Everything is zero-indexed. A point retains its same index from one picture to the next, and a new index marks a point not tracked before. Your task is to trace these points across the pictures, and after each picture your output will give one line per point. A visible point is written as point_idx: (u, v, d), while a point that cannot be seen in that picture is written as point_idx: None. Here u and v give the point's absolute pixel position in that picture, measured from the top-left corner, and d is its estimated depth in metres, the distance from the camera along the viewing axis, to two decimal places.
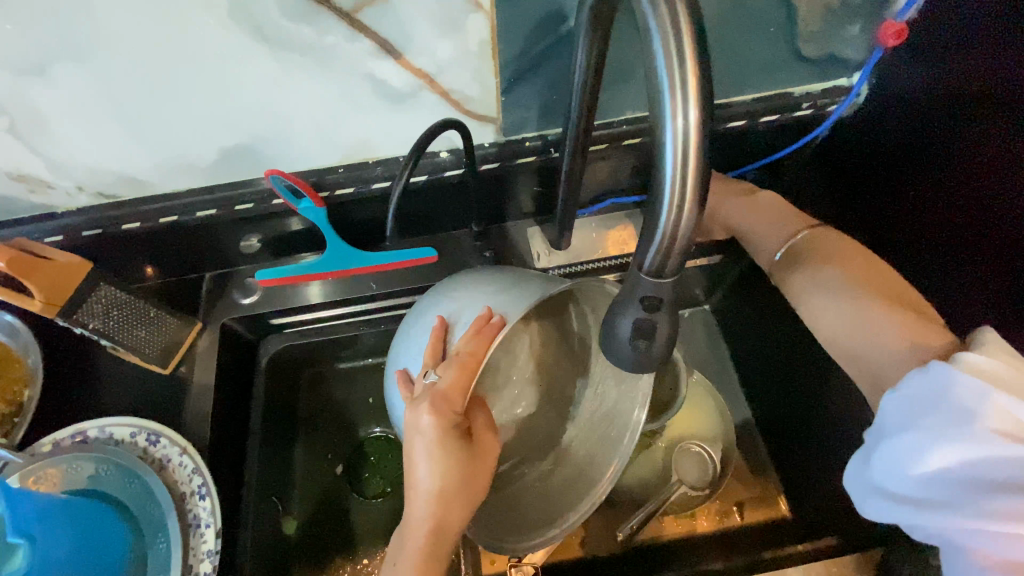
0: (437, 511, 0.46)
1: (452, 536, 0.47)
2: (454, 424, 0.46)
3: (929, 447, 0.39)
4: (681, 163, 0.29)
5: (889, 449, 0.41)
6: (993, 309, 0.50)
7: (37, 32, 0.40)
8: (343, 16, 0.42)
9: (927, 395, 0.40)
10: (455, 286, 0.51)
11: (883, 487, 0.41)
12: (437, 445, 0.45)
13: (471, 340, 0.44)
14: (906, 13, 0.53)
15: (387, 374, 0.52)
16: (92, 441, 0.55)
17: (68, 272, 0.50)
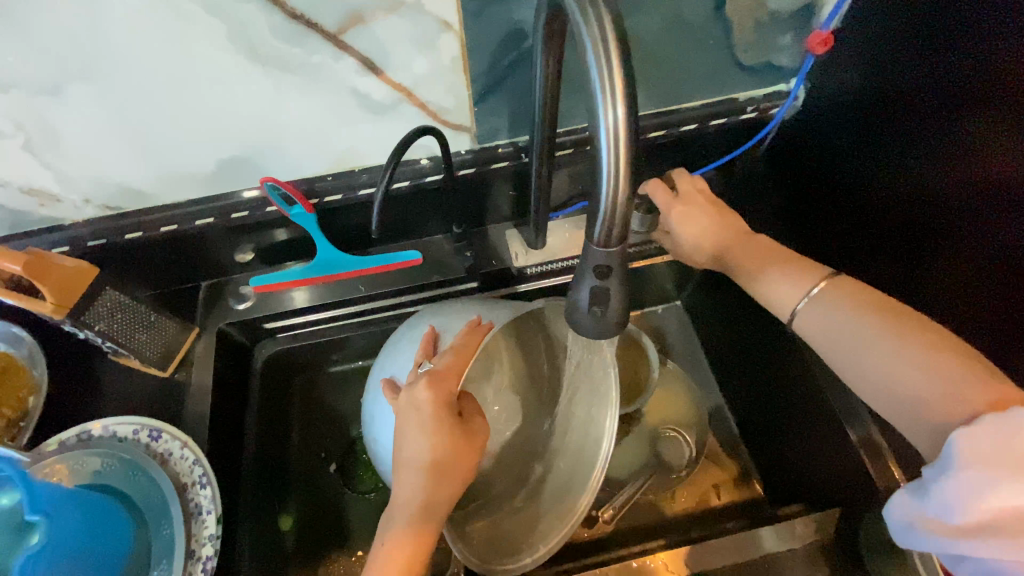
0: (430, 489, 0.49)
1: (440, 511, 0.49)
2: (447, 402, 0.50)
3: (988, 494, 0.33)
4: (616, 149, 0.34)
5: (941, 488, 0.35)
6: (929, 296, 0.55)
7: (54, 58, 0.45)
8: (329, 37, 0.48)
9: (995, 434, 0.34)
10: (443, 308, 0.60)
11: (927, 526, 0.36)
12: (434, 421, 0.49)
13: (463, 337, 0.53)
14: (830, 23, 0.60)
15: (373, 383, 0.58)
16: (95, 439, 0.58)
17: (77, 276, 0.54)
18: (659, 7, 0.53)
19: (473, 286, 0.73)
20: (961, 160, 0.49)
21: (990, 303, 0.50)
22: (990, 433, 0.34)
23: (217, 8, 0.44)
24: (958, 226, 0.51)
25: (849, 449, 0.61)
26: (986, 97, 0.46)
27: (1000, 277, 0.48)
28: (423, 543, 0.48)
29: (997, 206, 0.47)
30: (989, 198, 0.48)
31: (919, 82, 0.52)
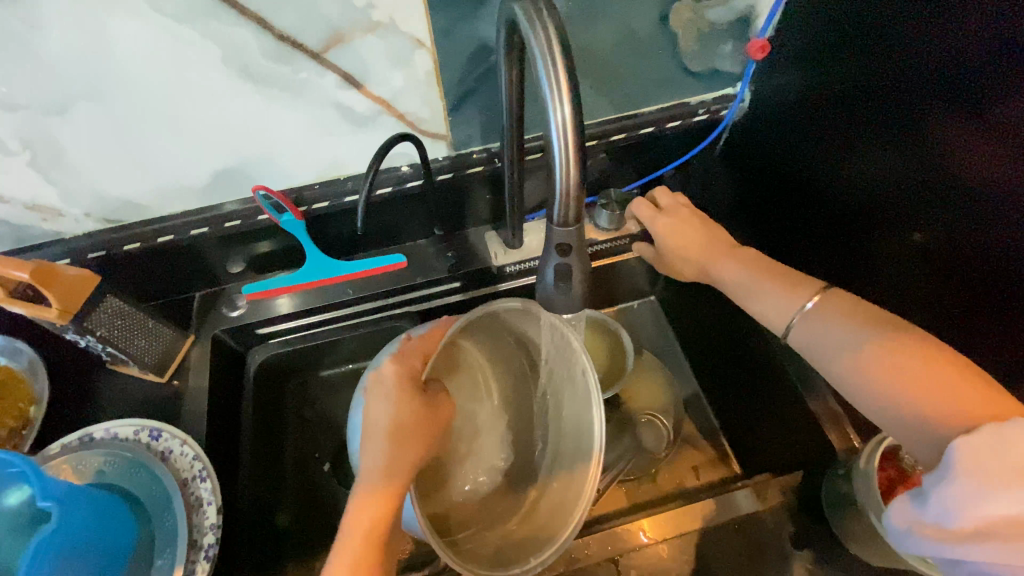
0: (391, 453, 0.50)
1: (400, 476, 0.50)
2: (412, 379, 0.53)
3: (988, 500, 0.35)
4: (567, 142, 0.39)
5: (943, 495, 0.36)
6: (901, 279, 0.58)
7: (63, 82, 0.50)
8: (314, 56, 0.53)
9: (998, 444, 0.34)
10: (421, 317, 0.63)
11: (925, 529, 0.38)
12: (397, 390, 0.52)
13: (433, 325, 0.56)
14: (765, 32, 0.67)
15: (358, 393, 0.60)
16: (98, 441, 0.61)
17: (80, 283, 0.57)
18: (610, 22, 0.60)
19: (455, 286, 0.78)
20: (892, 153, 0.56)
21: (931, 278, 0.55)
22: (994, 450, 0.34)
23: (211, 33, 0.50)
24: (899, 212, 0.57)
25: (810, 418, 0.65)
26: (907, 96, 0.53)
27: (939, 255, 0.54)
28: (389, 509, 0.49)
29: (927, 191, 0.53)
30: (920, 185, 0.54)
31: (849, 85, 0.59)
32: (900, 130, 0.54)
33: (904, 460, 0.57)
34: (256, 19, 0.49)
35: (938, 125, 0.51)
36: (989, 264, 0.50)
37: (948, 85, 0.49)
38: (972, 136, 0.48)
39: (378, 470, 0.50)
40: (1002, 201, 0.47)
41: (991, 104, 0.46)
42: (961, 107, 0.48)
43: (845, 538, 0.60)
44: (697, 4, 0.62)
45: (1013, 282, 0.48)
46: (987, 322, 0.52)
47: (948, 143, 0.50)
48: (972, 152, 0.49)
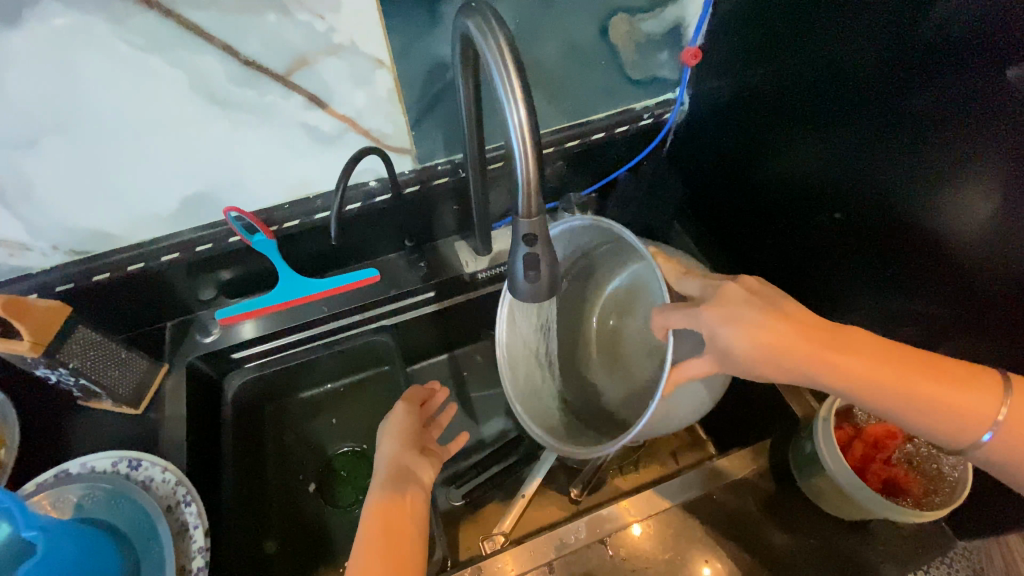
0: (393, 456, 0.60)
1: (395, 468, 0.59)
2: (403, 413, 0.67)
3: None
4: (522, 137, 0.42)
5: None
6: (854, 243, 0.61)
7: (32, 116, 0.51)
8: (280, 79, 0.56)
9: None
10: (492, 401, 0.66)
11: None
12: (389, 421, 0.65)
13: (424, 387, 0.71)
14: (696, 40, 0.73)
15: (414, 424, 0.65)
16: (75, 475, 0.60)
17: (52, 316, 0.58)
18: (554, 38, 0.65)
19: (429, 296, 0.80)
20: (822, 147, 0.60)
21: (872, 258, 0.59)
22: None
23: (179, 62, 0.52)
24: (838, 201, 0.61)
25: (774, 390, 0.70)
26: (832, 84, 0.57)
27: (878, 236, 0.57)
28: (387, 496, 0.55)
29: (860, 178, 0.57)
30: (853, 172, 0.58)
31: (778, 87, 0.64)
32: (826, 126, 0.59)
33: (858, 418, 0.62)
34: (223, 46, 0.52)
35: (857, 117, 0.55)
36: (916, 241, 0.54)
37: (858, 81, 0.54)
38: (884, 125, 0.53)
39: (382, 476, 0.58)
40: (919, 181, 0.51)
41: (894, 96, 0.51)
42: (872, 100, 0.53)
43: (816, 499, 0.64)
44: (632, 18, 0.68)
45: (940, 255, 0.52)
46: (915, 295, 0.56)
47: (868, 134, 0.55)
48: (892, 139, 0.53)
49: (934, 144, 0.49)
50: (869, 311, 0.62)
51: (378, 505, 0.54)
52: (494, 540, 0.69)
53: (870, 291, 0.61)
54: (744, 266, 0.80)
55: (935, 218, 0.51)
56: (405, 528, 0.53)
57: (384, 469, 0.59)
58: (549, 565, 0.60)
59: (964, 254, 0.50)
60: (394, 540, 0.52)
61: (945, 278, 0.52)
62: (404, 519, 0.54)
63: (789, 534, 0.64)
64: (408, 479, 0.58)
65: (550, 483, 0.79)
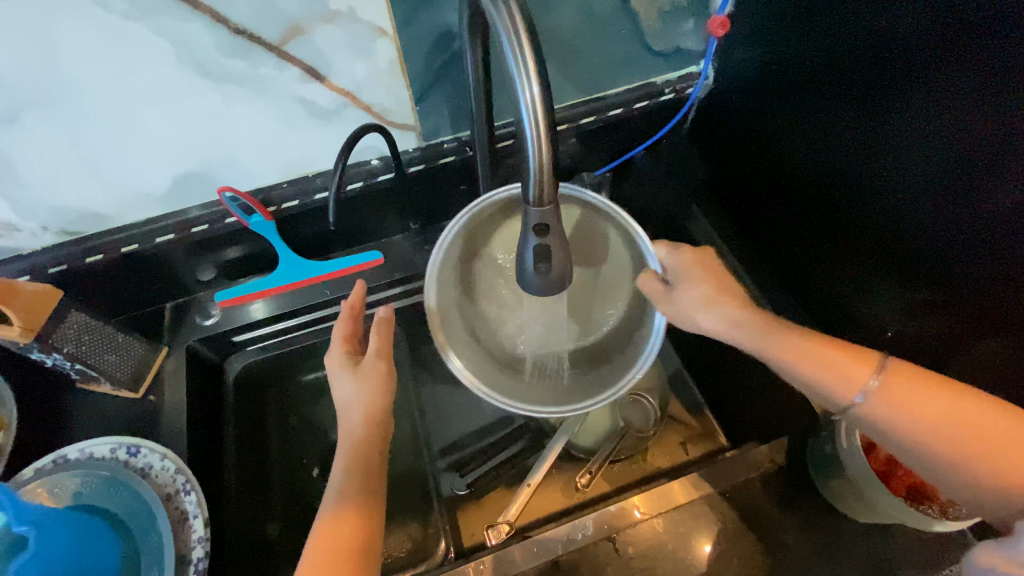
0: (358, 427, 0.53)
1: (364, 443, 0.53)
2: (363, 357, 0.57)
3: None
4: (534, 118, 0.38)
5: None
6: (881, 220, 0.56)
7: (7, 90, 0.48)
8: (273, 49, 0.52)
9: None
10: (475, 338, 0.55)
11: None
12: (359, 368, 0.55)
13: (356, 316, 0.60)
14: (725, 8, 0.68)
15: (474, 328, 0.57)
16: (72, 461, 0.59)
17: (42, 299, 0.56)
18: (570, 4, 0.60)
19: None
20: (850, 125, 0.56)
21: (898, 239, 0.55)
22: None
23: (163, 30, 0.48)
24: (869, 174, 0.56)
25: None
26: (861, 56, 0.52)
27: (904, 216, 0.53)
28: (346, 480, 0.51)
29: (890, 152, 0.53)
30: (880, 147, 0.54)
31: (804, 61, 0.59)
32: (855, 98, 0.54)
33: None
34: (210, 13, 0.48)
35: (889, 96, 0.51)
36: (946, 222, 0.49)
37: (891, 53, 0.49)
38: (919, 104, 0.48)
39: (353, 443, 0.52)
40: (955, 161, 0.47)
41: (932, 76, 0.47)
42: (899, 78, 0.49)
43: (835, 502, 0.61)
44: None
45: (977, 235, 0.47)
46: (940, 280, 0.52)
47: (896, 110, 0.51)
48: (923, 118, 0.48)
49: (966, 124, 0.45)
50: (890, 300, 0.58)
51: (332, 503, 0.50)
52: (498, 530, 0.70)
53: (896, 276, 0.57)
54: (765, 249, 0.74)
55: (966, 198, 0.47)
56: (375, 512, 0.51)
57: (356, 436, 0.52)
58: (555, 561, 0.58)
59: (987, 233, 0.47)
60: (361, 529, 0.49)
61: (977, 264, 0.48)
62: (374, 499, 0.51)
63: (805, 533, 0.61)
64: (376, 456, 0.53)
65: (557, 472, 0.76)
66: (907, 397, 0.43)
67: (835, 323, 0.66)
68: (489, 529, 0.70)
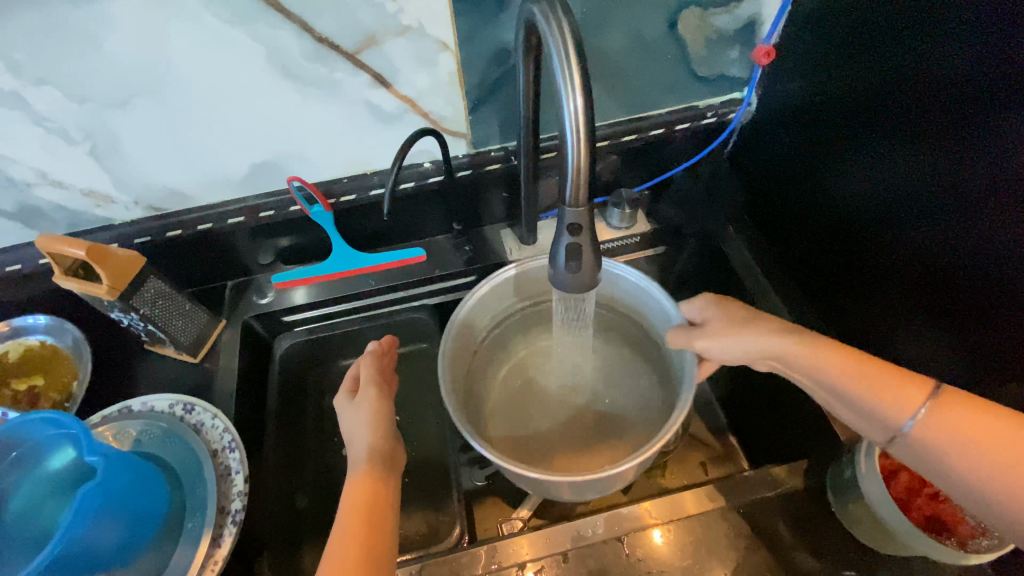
0: (367, 446, 0.59)
1: (384, 455, 0.59)
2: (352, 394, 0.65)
3: None
4: (576, 128, 0.42)
5: None
6: (897, 260, 0.59)
7: (126, 80, 0.56)
8: (348, 57, 0.58)
9: None
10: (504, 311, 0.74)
11: None
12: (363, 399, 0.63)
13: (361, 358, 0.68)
14: (771, 39, 0.70)
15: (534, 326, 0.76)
16: (137, 412, 0.66)
17: (128, 262, 0.63)
18: (620, 29, 0.64)
19: (471, 279, 0.81)
20: (878, 164, 0.59)
21: (920, 301, 0.58)
22: None
23: (258, 36, 0.55)
24: (890, 215, 0.59)
25: (816, 410, 0.66)
26: (894, 102, 0.55)
27: (931, 282, 0.56)
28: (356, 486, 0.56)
29: (912, 196, 0.56)
30: (903, 192, 0.57)
31: (839, 96, 0.62)
32: (885, 141, 0.58)
33: None
34: (299, 22, 0.55)
35: (918, 142, 0.54)
36: (961, 271, 0.53)
37: (922, 102, 0.53)
38: (947, 153, 0.51)
39: (359, 473, 0.57)
40: (975, 214, 0.50)
41: (962, 128, 0.50)
42: (927, 125, 0.53)
43: (852, 528, 0.60)
44: (703, 12, 0.66)
45: (987, 288, 0.51)
46: (960, 340, 0.54)
47: (923, 156, 0.54)
48: (948, 168, 0.52)
49: (992, 178, 0.48)
50: (906, 340, 0.60)
51: (351, 503, 0.54)
52: (512, 524, 0.74)
53: (925, 329, 0.58)
54: (796, 289, 0.75)
55: (986, 259, 0.50)
56: (383, 514, 0.54)
57: (358, 472, 0.57)
58: (565, 555, 0.60)
59: (997, 319, 0.50)
60: (374, 549, 0.51)
61: (985, 318, 0.51)
62: (380, 517, 0.54)
63: (817, 560, 0.61)
64: (381, 486, 0.56)
65: None
66: (956, 423, 0.43)
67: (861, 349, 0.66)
68: (504, 522, 0.75)
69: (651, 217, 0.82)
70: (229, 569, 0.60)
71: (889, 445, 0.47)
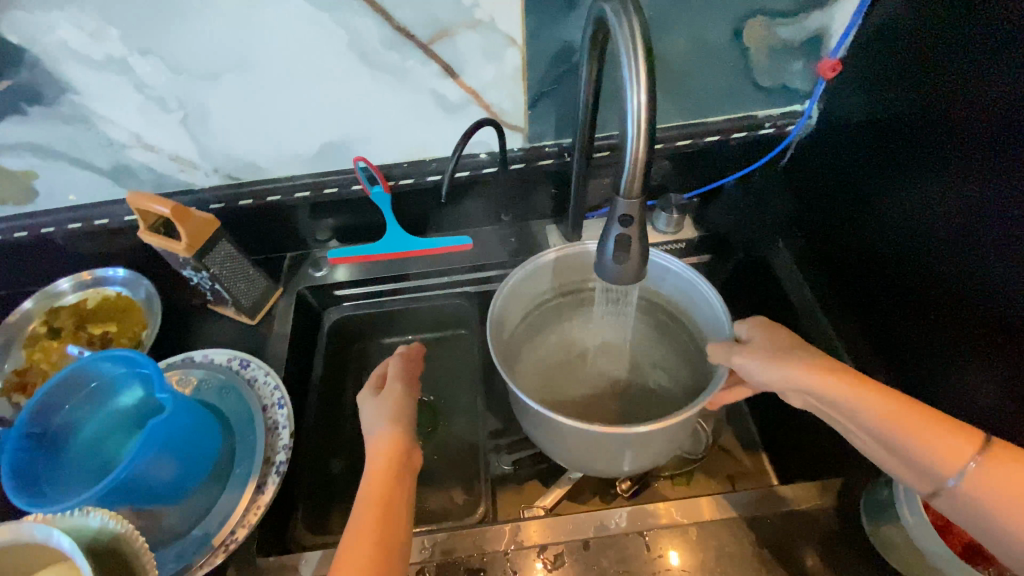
0: (390, 439, 0.59)
1: (406, 451, 0.58)
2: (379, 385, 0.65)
3: None
4: (637, 122, 0.43)
5: None
6: (937, 285, 0.59)
7: (221, 56, 0.61)
8: (422, 46, 0.62)
9: None
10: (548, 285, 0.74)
11: None
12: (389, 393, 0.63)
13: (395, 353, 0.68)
14: (838, 52, 0.70)
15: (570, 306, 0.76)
16: (198, 362, 0.72)
17: (206, 226, 0.68)
18: (684, 34, 0.65)
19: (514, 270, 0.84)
20: (928, 187, 0.59)
21: (964, 329, 0.56)
22: None
23: (342, 22, 0.59)
24: (935, 239, 0.59)
25: None
26: (951, 125, 0.56)
27: (981, 317, 0.55)
28: (376, 478, 0.56)
29: (960, 222, 0.56)
30: (951, 216, 0.57)
31: (895, 115, 0.63)
32: (937, 164, 0.58)
33: None
34: (381, 12, 0.58)
35: (972, 167, 0.54)
36: (1003, 303, 0.52)
37: (980, 127, 0.53)
38: (1001, 181, 0.51)
39: (379, 467, 0.57)
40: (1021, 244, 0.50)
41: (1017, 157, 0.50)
42: (984, 150, 0.53)
43: (885, 553, 0.59)
44: (770, 21, 0.66)
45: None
46: (1002, 373, 0.53)
47: (977, 181, 0.54)
48: (1000, 196, 0.52)
49: None
50: (943, 368, 0.59)
51: (370, 495, 0.54)
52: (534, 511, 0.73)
53: (967, 361, 0.56)
54: (837, 303, 0.74)
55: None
56: (397, 511, 0.54)
57: (378, 465, 0.57)
58: (586, 542, 0.61)
59: None
60: (389, 546, 0.51)
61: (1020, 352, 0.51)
62: (395, 512, 0.54)
63: None
64: (400, 478, 0.56)
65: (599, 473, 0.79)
66: (1009, 481, 0.45)
67: (897, 373, 0.65)
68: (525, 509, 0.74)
69: (698, 224, 0.82)
70: (269, 517, 0.64)
71: (933, 495, 0.49)
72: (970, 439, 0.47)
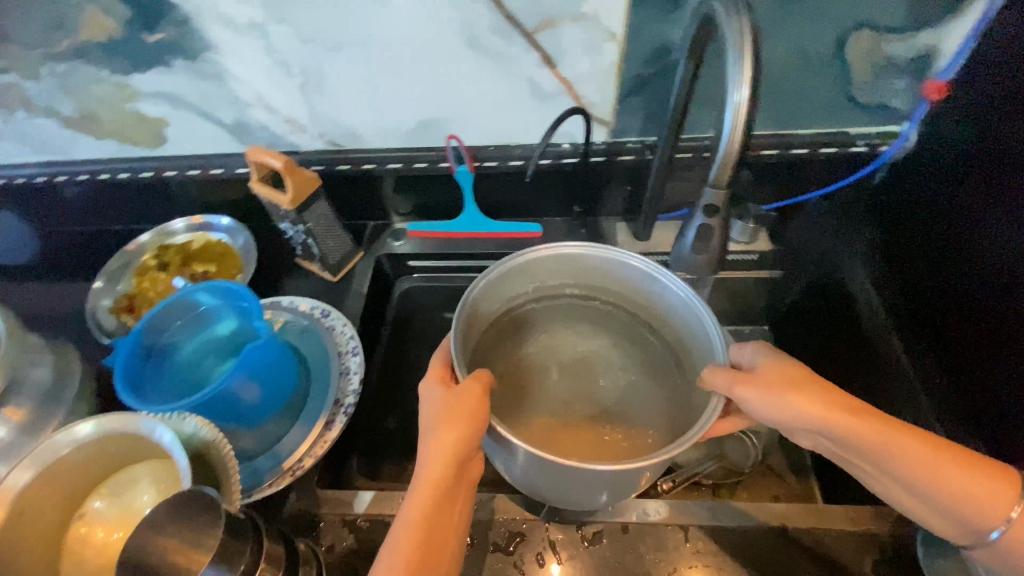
0: (448, 454, 0.51)
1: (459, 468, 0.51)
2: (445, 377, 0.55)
3: None
4: (734, 115, 0.45)
5: None
6: None
7: (344, 29, 0.67)
8: (527, 34, 0.65)
9: None
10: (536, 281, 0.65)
11: None
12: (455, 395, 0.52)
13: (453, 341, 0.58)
14: (947, 74, 0.67)
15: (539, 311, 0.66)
16: (284, 306, 0.79)
17: (309, 183, 0.75)
18: (785, 42, 0.66)
19: None
20: None
21: None
22: None
23: (456, 6, 0.64)
24: None
25: None
26: None
27: None
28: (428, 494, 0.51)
29: None
30: None
31: (1002, 143, 0.60)
32: None
33: None
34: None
35: None
36: None
37: None
38: None
39: (428, 485, 0.51)
40: None
41: None
42: None
43: None
44: (878, 36, 0.65)
45: None
46: None
47: None
48: None
49: None
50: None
51: (417, 519, 0.50)
52: None
53: None
54: (919, 335, 0.71)
55: None
56: (445, 533, 0.51)
57: (430, 479, 0.51)
58: (625, 526, 0.62)
59: None
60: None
61: None
62: (443, 538, 0.50)
63: None
64: (449, 497, 0.51)
65: None
66: None
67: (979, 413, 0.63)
68: None
69: (772, 237, 0.82)
70: (329, 453, 0.69)
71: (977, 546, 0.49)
72: (1003, 479, 0.48)
